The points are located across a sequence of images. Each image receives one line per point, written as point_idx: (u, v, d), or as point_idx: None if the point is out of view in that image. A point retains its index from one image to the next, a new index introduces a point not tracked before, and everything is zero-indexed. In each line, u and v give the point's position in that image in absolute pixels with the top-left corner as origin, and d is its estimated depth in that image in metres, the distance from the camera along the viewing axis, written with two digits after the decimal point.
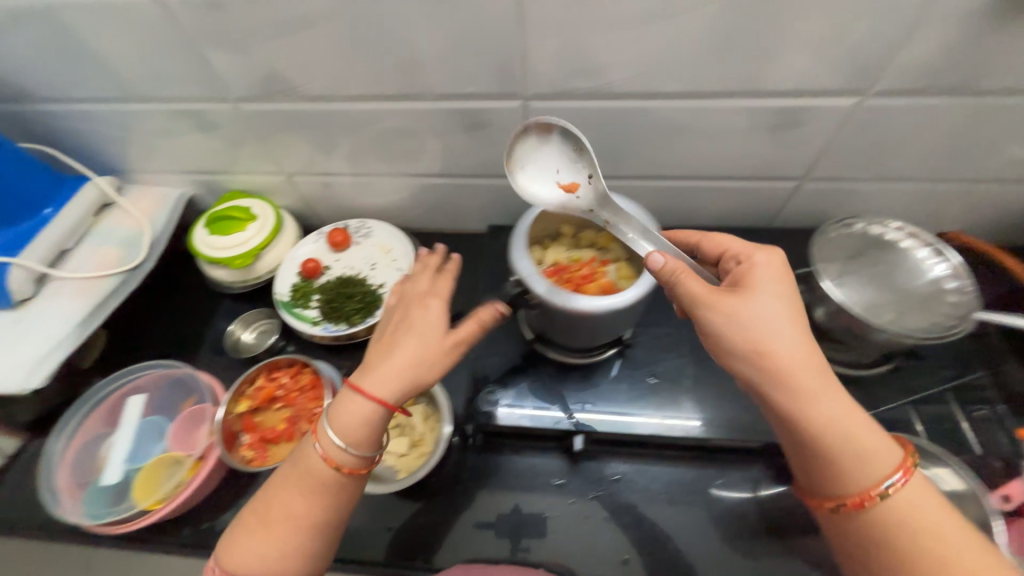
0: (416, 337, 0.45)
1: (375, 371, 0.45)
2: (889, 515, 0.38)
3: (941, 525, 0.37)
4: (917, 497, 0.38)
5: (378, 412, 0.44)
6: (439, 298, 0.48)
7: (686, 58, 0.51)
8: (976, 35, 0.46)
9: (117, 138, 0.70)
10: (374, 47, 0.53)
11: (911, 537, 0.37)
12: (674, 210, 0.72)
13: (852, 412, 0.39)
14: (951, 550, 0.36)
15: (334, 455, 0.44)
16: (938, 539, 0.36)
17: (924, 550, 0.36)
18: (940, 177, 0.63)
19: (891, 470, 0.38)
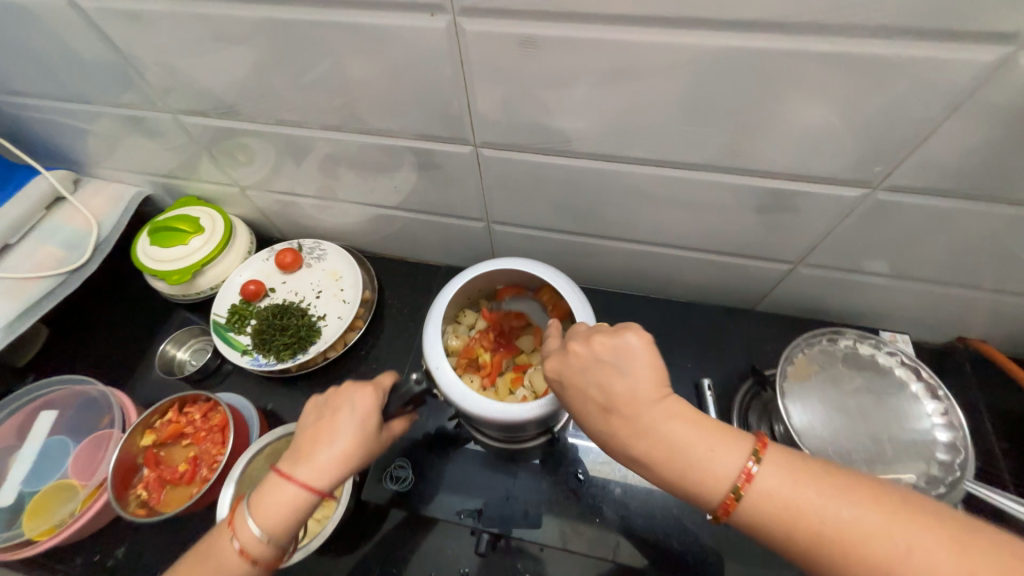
0: (357, 430, 0.40)
1: (307, 457, 0.39)
2: (777, 519, 0.31)
3: (845, 511, 0.29)
4: (784, 487, 0.31)
5: (311, 500, 0.38)
6: (370, 391, 0.42)
7: (655, 125, 0.43)
8: (1017, 139, 0.36)
9: (70, 135, 0.68)
10: (310, 72, 0.48)
11: (820, 542, 0.29)
12: (650, 273, 0.65)
13: (687, 431, 0.33)
14: (877, 542, 0.28)
15: (250, 548, 0.37)
16: (847, 536, 0.29)
17: (850, 553, 0.29)
18: (961, 282, 0.53)
19: (739, 463, 0.32)
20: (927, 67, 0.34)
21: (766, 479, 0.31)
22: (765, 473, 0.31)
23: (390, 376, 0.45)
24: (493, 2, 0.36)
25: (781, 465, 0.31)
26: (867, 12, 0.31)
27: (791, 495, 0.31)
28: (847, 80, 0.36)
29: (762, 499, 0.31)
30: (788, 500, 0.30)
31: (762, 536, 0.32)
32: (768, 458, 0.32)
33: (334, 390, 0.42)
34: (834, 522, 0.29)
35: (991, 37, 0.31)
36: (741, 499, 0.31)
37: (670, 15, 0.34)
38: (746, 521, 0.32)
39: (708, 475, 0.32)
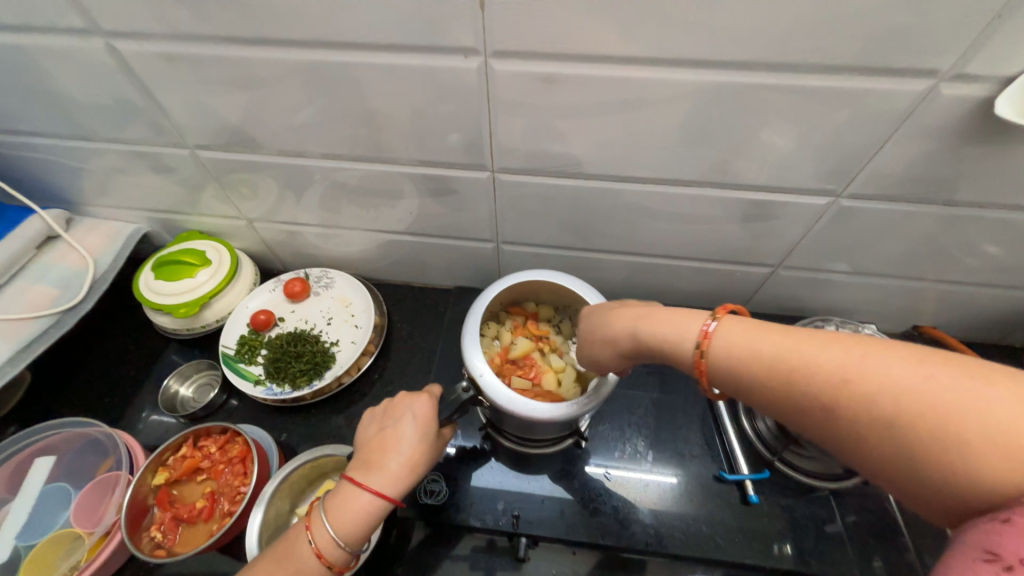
0: (420, 439, 0.45)
1: (378, 464, 0.43)
2: (756, 368, 0.35)
3: (817, 352, 0.33)
4: (753, 344, 0.36)
5: (384, 507, 0.42)
6: (425, 400, 0.47)
7: (652, 148, 0.50)
8: (946, 152, 0.45)
9: (69, 174, 0.67)
10: (335, 107, 0.51)
11: (793, 377, 0.33)
12: (648, 282, 0.72)
13: (671, 321, 0.41)
14: (835, 367, 0.32)
15: (327, 550, 0.41)
16: (820, 368, 0.32)
17: (829, 385, 0.32)
18: (912, 276, 0.61)
19: (699, 329, 0.39)
20: (874, 96, 0.42)
21: (735, 339, 0.37)
22: (733, 336, 0.37)
23: (438, 385, 0.50)
24: (522, 45, 0.42)
25: (747, 328, 0.37)
26: (826, 54, 0.39)
27: (760, 346, 0.35)
28: (808, 109, 0.44)
29: (731, 354, 0.36)
30: (762, 354, 0.35)
31: (747, 390, 0.36)
32: (734, 326, 0.37)
33: (394, 403, 0.47)
34: (802, 359, 0.33)
35: (920, 72, 0.40)
36: (717, 359, 0.37)
37: (670, 57, 0.41)
38: (726, 378, 0.37)
39: (690, 348, 0.39)
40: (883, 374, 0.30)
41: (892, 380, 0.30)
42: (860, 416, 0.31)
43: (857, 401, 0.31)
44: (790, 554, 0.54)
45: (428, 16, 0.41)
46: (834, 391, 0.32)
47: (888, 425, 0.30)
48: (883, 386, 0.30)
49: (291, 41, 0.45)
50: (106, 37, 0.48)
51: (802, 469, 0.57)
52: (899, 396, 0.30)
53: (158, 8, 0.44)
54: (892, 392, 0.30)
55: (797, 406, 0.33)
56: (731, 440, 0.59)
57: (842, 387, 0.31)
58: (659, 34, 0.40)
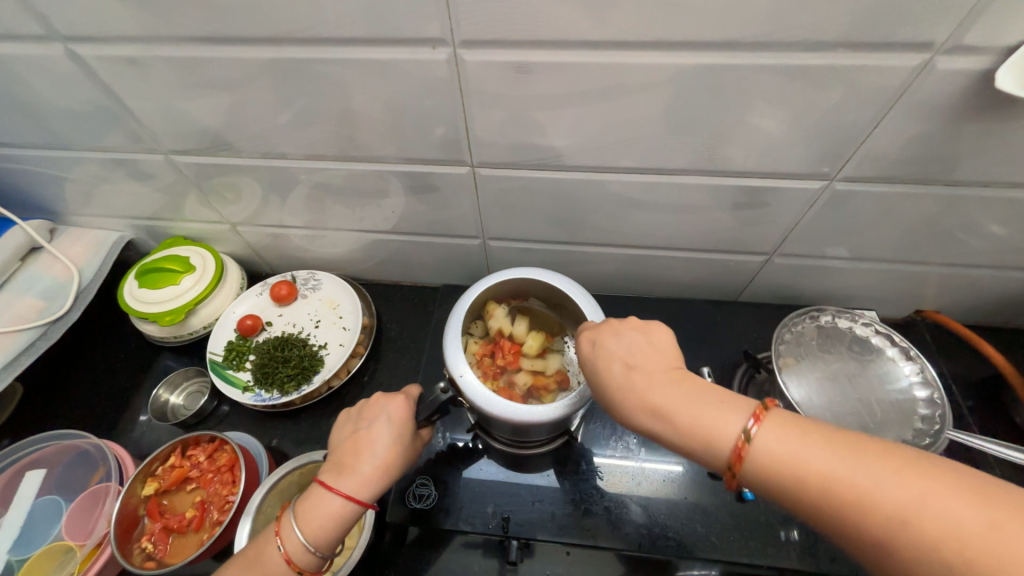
0: (394, 442, 0.45)
1: (350, 468, 0.43)
2: (790, 475, 0.31)
3: (862, 470, 0.30)
4: (792, 448, 0.32)
5: (354, 511, 0.42)
6: (400, 401, 0.47)
7: (637, 137, 0.48)
8: (944, 130, 0.43)
9: (49, 182, 0.66)
10: (308, 106, 0.50)
11: (831, 493, 0.30)
12: (639, 274, 0.70)
13: (695, 400, 0.35)
14: (897, 500, 0.28)
15: (297, 555, 0.40)
16: (864, 491, 0.29)
17: (874, 509, 0.29)
18: (913, 260, 0.59)
19: (740, 427, 0.33)
20: (866, 74, 0.40)
21: (773, 438, 0.32)
22: (771, 434, 0.32)
23: (417, 386, 0.49)
24: (493, 34, 0.40)
25: (786, 426, 0.33)
26: (813, 31, 0.37)
27: (800, 451, 0.31)
28: (799, 89, 0.42)
29: (765, 456, 0.32)
30: (800, 461, 0.31)
31: (774, 494, 0.33)
32: (772, 420, 0.33)
33: (369, 405, 0.47)
34: (847, 477, 0.30)
35: (914, 46, 0.37)
36: (747, 457, 0.32)
37: (649, 40, 0.39)
38: (753, 479, 0.33)
39: (718, 437, 0.34)
40: (933, 507, 0.28)
41: (943, 515, 0.27)
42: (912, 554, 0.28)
43: (908, 535, 0.28)
44: (797, 541, 0.53)
45: (393, 6, 0.39)
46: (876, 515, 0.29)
47: (924, 557, 0.27)
48: (930, 520, 0.27)
49: (254, 40, 0.44)
50: (66, 42, 0.46)
51: None
52: (959, 543, 0.27)
53: (115, 10, 0.43)
54: (941, 528, 0.27)
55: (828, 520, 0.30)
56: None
57: (904, 527, 0.28)
58: (635, 16, 0.38)
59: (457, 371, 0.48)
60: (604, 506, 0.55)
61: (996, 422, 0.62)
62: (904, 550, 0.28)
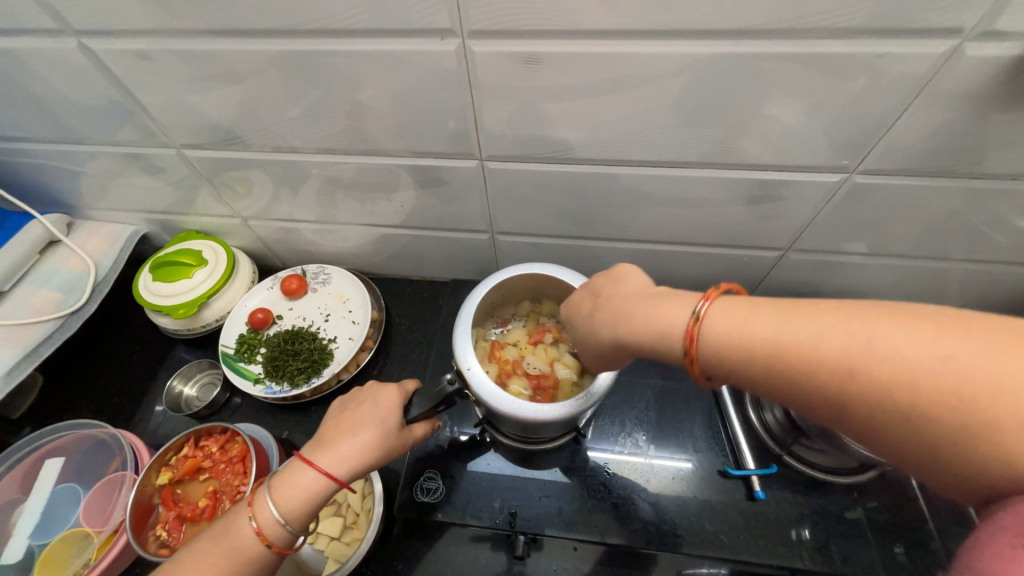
0: (377, 426, 0.45)
1: (330, 445, 0.43)
2: (747, 350, 0.31)
3: (822, 329, 0.29)
4: (741, 326, 0.31)
5: (328, 488, 0.42)
6: (391, 390, 0.47)
7: (650, 129, 0.47)
8: (972, 120, 0.41)
9: (66, 177, 0.67)
10: (316, 99, 0.50)
11: (792, 360, 0.29)
12: (650, 270, 0.69)
13: (655, 301, 0.36)
14: (855, 350, 0.27)
15: (267, 528, 0.40)
16: (821, 349, 0.28)
17: (836, 367, 0.28)
18: (935, 256, 0.57)
19: (691, 312, 0.34)
20: (889, 62, 0.38)
21: (723, 319, 0.32)
22: (720, 316, 0.33)
23: (413, 380, 0.50)
24: (500, 25, 0.40)
25: (734, 307, 0.32)
26: (834, 17, 0.36)
27: (750, 327, 0.31)
28: (818, 79, 0.40)
29: (721, 340, 0.32)
30: (752, 337, 0.31)
31: (737, 378, 0.32)
32: (722, 303, 0.33)
33: (362, 390, 0.48)
34: (803, 340, 0.29)
35: (941, 32, 0.36)
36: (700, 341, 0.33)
37: (661, 28, 0.38)
38: (717, 368, 0.33)
39: (672, 330, 0.34)
40: (893, 349, 0.26)
41: (909, 355, 0.26)
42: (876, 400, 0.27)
43: (870, 381, 0.27)
44: (809, 539, 0.52)
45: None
46: (837, 371, 0.28)
47: (902, 404, 0.26)
48: (889, 364, 0.26)
49: (263, 32, 0.44)
50: (78, 36, 0.47)
51: (811, 464, 0.55)
52: (922, 376, 0.26)
53: (126, 4, 0.43)
54: (903, 368, 0.26)
55: (796, 390, 0.30)
56: (735, 431, 0.57)
57: (860, 369, 0.27)
58: (649, 4, 0.37)
59: (462, 364, 0.48)
60: (612, 504, 0.54)
61: None
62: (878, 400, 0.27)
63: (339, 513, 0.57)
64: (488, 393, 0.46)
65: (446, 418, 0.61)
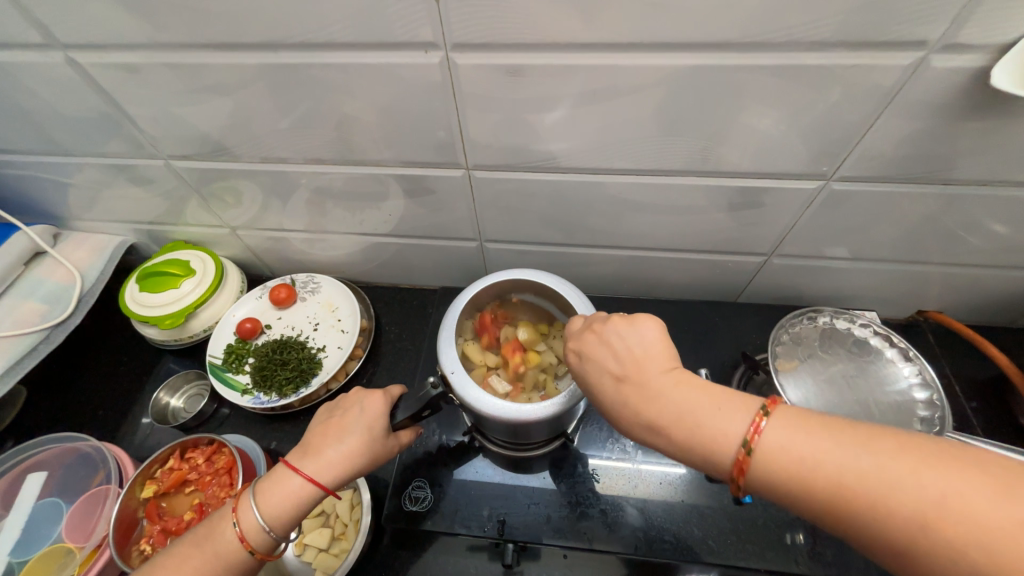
0: (362, 433, 0.44)
1: (317, 452, 0.43)
2: (801, 476, 0.30)
3: (886, 470, 0.28)
4: (807, 449, 0.30)
5: (314, 494, 0.42)
6: (378, 396, 0.47)
7: (633, 138, 0.48)
8: (942, 129, 0.43)
9: (53, 188, 0.67)
10: (304, 110, 0.50)
11: (848, 492, 0.29)
12: (637, 276, 0.70)
13: (705, 403, 0.34)
14: (920, 499, 0.27)
15: (251, 533, 0.40)
16: (885, 488, 0.28)
17: (901, 508, 0.27)
18: (914, 260, 0.59)
19: (746, 424, 0.32)
20: (861, 74, 0.39)
21: (784, 441, 0.31)
22: (778, 434, 0.31)
23: (399, 385, 0.49)
24: (484, 38, 0.40)
25: (792, 425, 0.31)
26: (806, 31, 0.37)
27: (806, 450, 0.30)
28: (794, 90, 0.41)
29: (777, 459, 0.31)
30: (817, 461, 0.30)
31: (782, 497, 0.31)
32: (781, 418, 0.32)
33: (347, 396, 0.47)
34: (863, 474, 0.28)
35: (910, 45, 0.37)
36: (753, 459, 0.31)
37: (642, 41, 0.39)
38: (765, 485, 0.32)
39: (726, 439, 0.32)
40: (959, 501, 0.26)
41: (979, 515, 0.26)
42: (932, 548, 0.26)
43: (930, 529, 0.26)
44: (803, 542, 0.52)
45: (385, 10, 0.39)
46: (902, 513, 0.27)
47: (965, 561, 0.26)
48: (951, 516, 0.26)
49: (250, 45, 0.44)
50: (65, 49, 0.47)
51: None
52: (983, 537, 0.25)
53: (114, 18, 0.43)
54: (967, 523, 0.26)
55: (846, 522, 0.29)
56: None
57: (918, 514, 0.27)
58: (627, 18, 0.38)
59: (445, 369, 0.49)
60: (601, 507, 0.55)
61: (1003, 424, 0.61)
62: (932, 547, 0.26)
63: (326, 524, 0.56)
64: (470, 394, 0.46)
65: (435, 426, 0.61)
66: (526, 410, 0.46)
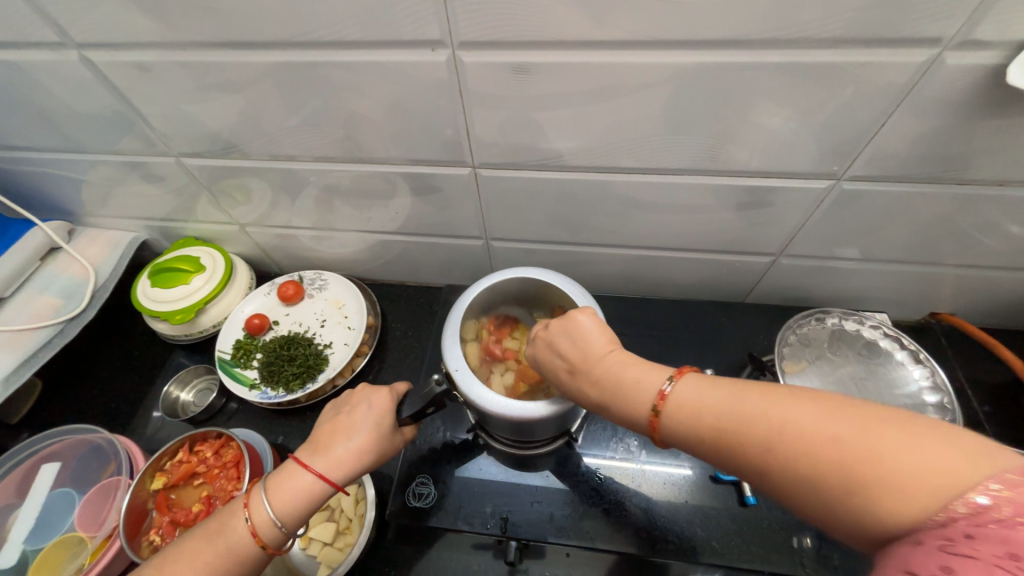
0: (370, 431, 0.45)
1: (326, 448, 0.44)
2: (702, 423, 0.34)
3: (763, 406, 0.32)
4: (703, 398, 0.35)
5: (324, 490, 0.42)
6: (385, 394, 0.47)
7: (639, 136, 0.48)
8: (955, 127, 0.42)
9: (68, 184, 0.68)
10: (311, 108, 0.50)
11: (742, 433, 0.32)
12: (643, 275, 0.69)
13: (627, 368, 0.39)
14: (791, 427, 0.31)
15: (262, 529, 0.40)
16: (763, 421, 0.32)
17: (776, 436, 0.31)
18: (927, 261, 0.58)
19: (658, 386, 0.37)
20: (872, 71, 0.39)
21: (686, 395, 0.35)
22: (681, 390, 0.36)
23: (405, 382, 0.49)
24: (490, 35, 0.40)
25: (693, 381, 0.36)
26: (815, 27, 0.37)
27: (706, 402, 0.35)
28: (803, 87, 0.41)
29: (683, 410, 0.35)
30: (711, 410, 0.34)
31: (691, 446, 0.35)
32: (686, 379, 0.36)
33: (355, 393, 0.48)
34: (747, 414, 0.32)
35: (923, 41, 0.36)
36: (664, 412, 0.36)
37: (648, 38, 0.39)
38: (677, 436, 0.36)
39: (641, 396, 0.37)
40: (817, 423, 0.30)
41: (833, 431, 0.30)
42: (805, 469, 0.30)
43: (797, 452, 0.30)
44: (810, 546, 0.52)
45: (392, 8, 0.40)
46: (778, 442, 0.31)
47: (830, 475, 0.29)
48: (818, 441, 0.30)
49: (259, 44, 0.45)
50: (79, 49, 0.48)
51: None
52: (839, 451, 0.29)
53: (127, 18, 0.44)
54: (830, 442, 0.29)
55: (743, 461, 0.33)
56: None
57: (792, 441, 0.31)
58: (634, 15, 0.37)
59: (450, 366, 0.48)
60: (604, 506, 0.54)
61: (1017, 428, 0.60)
62: (811, 472, 0.30)
63: (332, 519, 0.57)
64: (474, 392, 0.46)
65: (439, 422, 0.61)
66: (531, 409, 0.46)
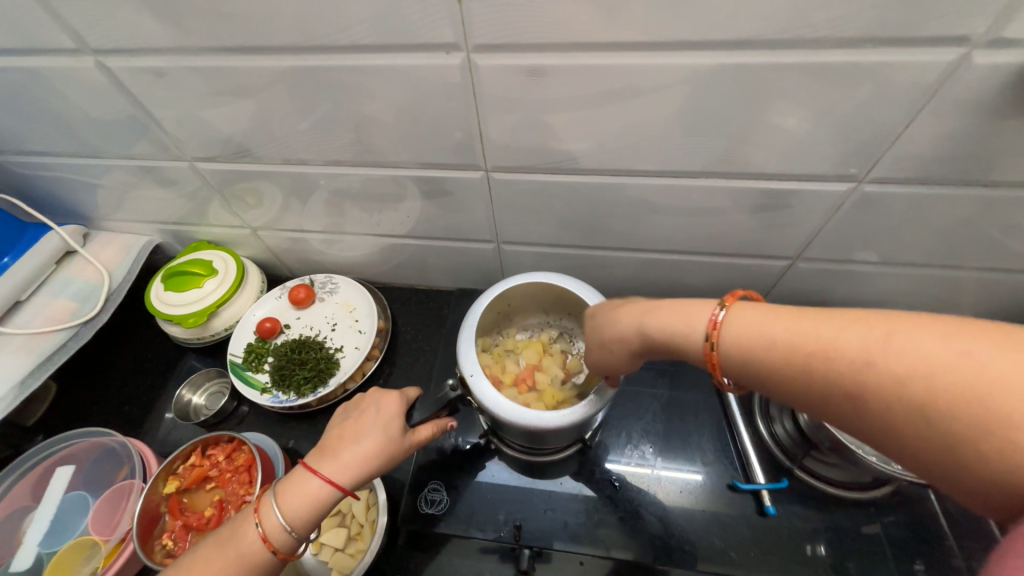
0: (379, 436, 0.44)
1: (334, 453, 0.43)
2: (761, 348, 0.33)
3: (830, 332, 0.31)
4: (763, 327, 0.34)
5: (332, 496, 0.42)
6: (393, 398, 0.47)
7: (654, 138, 0.47)
8: (983, 127, 0.41)
9: (84, 189, 0.69)
10: (324, 112, 0.50)
11: (813, 360, 0.31)
12: (656, 279, 0.69)
13: (679, 307, 0.39)
14: (864, 351, 0.29)
15: (273, 534, 0.40)
16: (832, 346, 0.30)
17: (848, 362, 0.30)
18: (949, 264, 0.56)
19: (711, 318, 0.37)
20: (897, 71, 0.38)
21: (742, 325, 0.35)
22: (739, 319, 0.35)
23: (415, 389, 0.50)
24: (504, 37, 0.40)
25: (754, 310, 0.35)
26: (837, 27, 0.36)
27: (767, 330, 0.33)
28: (824, 88, 0.40)
29: (738, 340, 0.35)
30: (770, 337, 0.33)
31: (755, 378, 0.34)
32: (739, 310, 0.36)
33: (364, 397, 0.47)
34: (811, 341, 0.31)
35: (949, 40, 0.35)
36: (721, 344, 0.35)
37: (665, 39, 0.38)
38: (734, 368, 0.35)
39: (694, 331, 0.37)
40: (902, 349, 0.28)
41: (918, 354, 0.28)
42: (882, 396, 0.28)
43: (874, 376, 0.28)
44: (826, 556, 0.51)
45: (407, 11, 0.39)
46: (850, 367, 0.29)
47: (915, 401, 0.27)
48: (908, 367, 0.28)
49: (272, 49, 0.45)
50: (96, 54, 0.48)
51: (824, 477, 0.54)
52: (922, 374, 0.27)
53: (143, 24, 0.44)
54: (911, 368, 0.27)
55: (811, 390, 0.31)
56: (744, 443, 0.56)
57: (865, 365, 0.29)
58: (651, 16, 0.37)
59: (465, 372, 0.48)
60: (621, 515, 0.54)
61: None
62: (895, 396, 0.28)
63: (344, 525, 0.56)
64: (490, 397, 0.46)
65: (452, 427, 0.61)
66: (549, 417, 0.45)
